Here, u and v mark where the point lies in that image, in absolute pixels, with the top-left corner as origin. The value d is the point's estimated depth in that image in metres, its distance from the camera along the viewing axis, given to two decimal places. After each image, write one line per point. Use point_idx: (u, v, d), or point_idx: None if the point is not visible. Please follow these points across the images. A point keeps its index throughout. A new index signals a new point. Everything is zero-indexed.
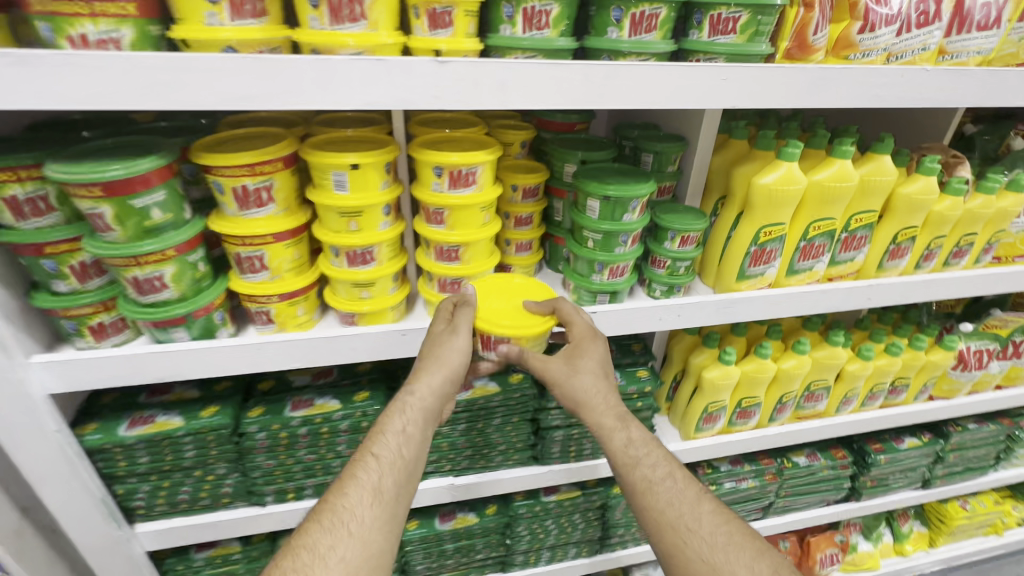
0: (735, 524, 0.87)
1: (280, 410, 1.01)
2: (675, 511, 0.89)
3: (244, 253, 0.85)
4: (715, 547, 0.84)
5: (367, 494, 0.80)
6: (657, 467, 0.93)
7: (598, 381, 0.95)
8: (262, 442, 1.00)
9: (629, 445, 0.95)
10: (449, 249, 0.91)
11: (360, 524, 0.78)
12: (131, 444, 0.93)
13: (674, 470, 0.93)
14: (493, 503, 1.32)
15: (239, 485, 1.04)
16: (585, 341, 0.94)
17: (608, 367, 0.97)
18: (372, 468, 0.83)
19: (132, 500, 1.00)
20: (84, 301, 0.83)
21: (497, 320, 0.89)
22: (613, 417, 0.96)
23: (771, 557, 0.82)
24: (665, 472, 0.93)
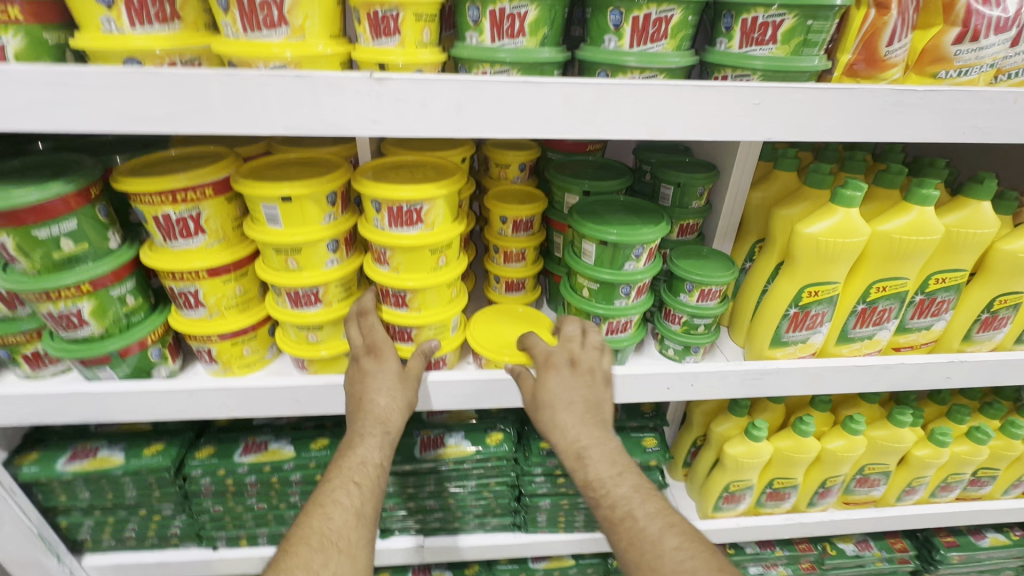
0: (706, 553, 0.66)
1: (228, 454, 0.92)
2: (636, 552, 0.68)
3: (177, 288, 0.75)
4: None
5: (350, 516, 0.68)
6: (617, 504, 0.73)
7: (563, 415, 0.78)
8: (207, 487, 0.91)
9: (587, 486, 0.75)
10: (396, 294, 0.77)
11: (345, 546, 0.66)
12: (69, 479, 0.87)
13: (637, 498, 0.72)
14: (473, 563, 1.18)
15: (187, 526, 0.97)
16: (548, 372, 0.79)
17: (578, 399, 0.78)
18: (346, 492, 0.71)
19: (78, 532, 0.95)
20: (15, 329, 0.76)
21: (501, 350, 0.84)
22: (570, 449, 0.77)
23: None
24: (626, 509, 0.72)
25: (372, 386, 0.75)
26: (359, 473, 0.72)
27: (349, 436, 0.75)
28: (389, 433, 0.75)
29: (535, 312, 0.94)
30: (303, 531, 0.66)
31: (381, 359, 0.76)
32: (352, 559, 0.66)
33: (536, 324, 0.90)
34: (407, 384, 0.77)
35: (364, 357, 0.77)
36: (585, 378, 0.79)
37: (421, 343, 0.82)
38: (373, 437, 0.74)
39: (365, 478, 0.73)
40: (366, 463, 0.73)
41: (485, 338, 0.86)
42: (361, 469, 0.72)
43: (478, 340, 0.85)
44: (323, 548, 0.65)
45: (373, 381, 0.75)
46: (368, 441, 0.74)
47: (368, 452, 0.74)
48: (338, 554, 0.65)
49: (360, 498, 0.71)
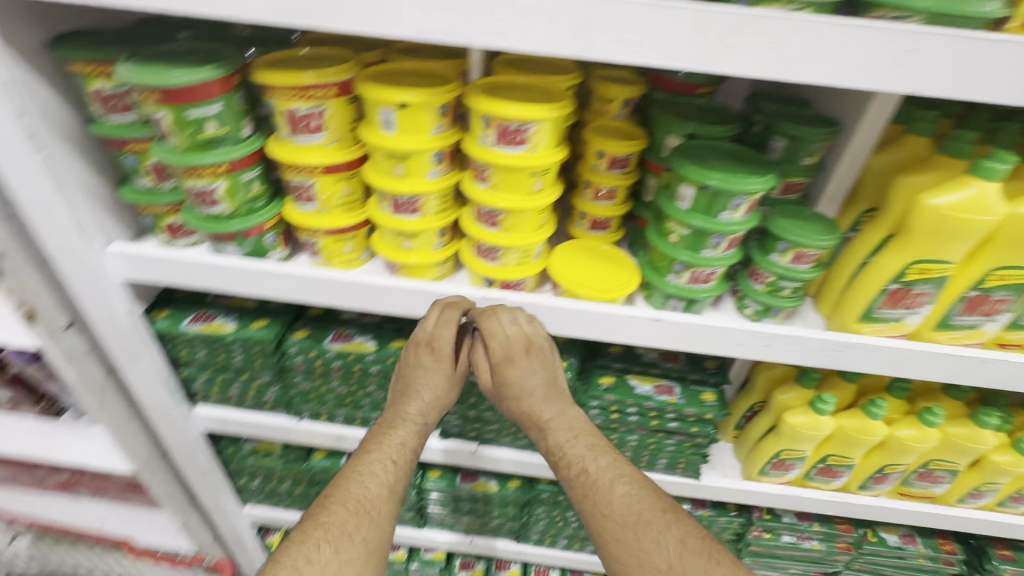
0: (653, 499, 0.85)
1: (320, 338, 1.03)
2: (590, 501, 0.86)
3: (296, 181, 0.82)
4: (627, 528, 0.82)
5: (384, 490, 0.86)
6: (573, 463, 0.89)
7: (529, 398, 0.92)
8: (300, 364, 1.04)
9: (549, 452, 0.91)
10: (489, 213, 0.81)
11: (376, 515, 0.83)
12: (191, 337, 1.01)
13: (590, 457, 0.89)
14: (516, 478, 1.28)
15: (279, 395, 1.11)
16: (508, 364, 0.88)
17: (537, 384, 0.92)
18: (383, 466, 0.88)
19: (193, 384, 1.11)
20: (158, 200, 0.86)
21: (579, 283, 0.87)
22: (534, 424, 0.93)
23: (679, 527, 0.82)
24: (581, 467, 0.88)
25: (420, 379, 0.92)
26: (396, 453, 0.90)
27: (391, 418, 0.93)
28: (423, 424, 0.93)
29: (618, 251, 0.94)
30: (342, 494, 0.84)
31: (433, 355, 0.90)
32: (379, 527, 0.82)
33: (616, 265, 0.91)
34: (451, 381, 0.95)
35: (424, 349, 0.90)
36: (537, 362, 0.89)
37: (508, 265, 0.86)
38: (410, 423, 0.93)
39: (400, 457, 0.90)
40: (403, 445, 0.91)
41: (566, 270, 0.89)
42: (399, 449, 0.90)
43: (560, 271, 0.88)
44: (365, 516, 0.82)
45: (424, 372, 0.92)
46: (405, 430, 0.92)
47: (405, 437, 0.91)
48: (369, 520, 0.82)
49: (393, 474, 0.88)
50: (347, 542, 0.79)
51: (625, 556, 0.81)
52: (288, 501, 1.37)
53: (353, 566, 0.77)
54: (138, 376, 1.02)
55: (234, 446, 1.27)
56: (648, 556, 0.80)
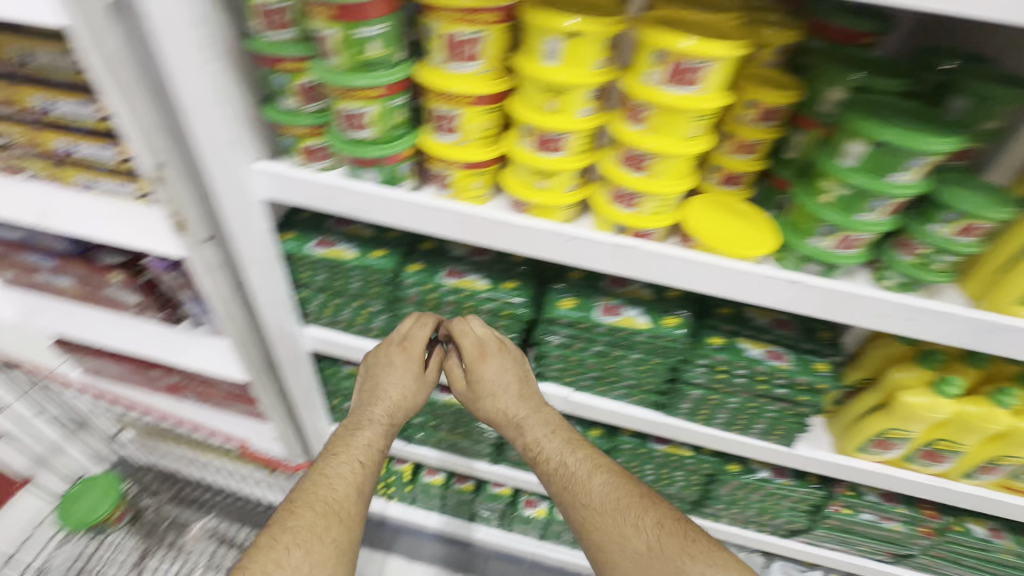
0: (627, 486, 0.97)
1: (435, 273, 1.05)
2: (569, 493, 0.97)
3: (442, 110, 0.82)
4: (607, 515, 0.94)
5: (350, 490, 0.93)
6: (551, 457, 1.01)
7: (504, 395, 1.04)
8: (413, 297, 1.07)
9: (527, 448, 1.03)
10: (636, 156, 0.78)
11: (345, 517, 0.89)
12: (315, 260, 1.05)
13: (567, 451, 1.01)
14: (598, 427, 1.31)
15: (387, 323, 1.15)
16: (482, 363, 1.01)
17: (511, 381, 1.03)
18: (352, 467, 0.96)
19: (307, 305, 1.16)
20: (300, 121, 0.87)
21: (716, 239, 0.84)
22: (510, 423, 1.05)
23: (656, 510, 0.94)
24: (559, 459, 1.01)
25: (389, 379, 1.04)
26: (364, 453, 0.99)
27: (356, 421, 1.03)
28: (390, 425, 1.04)
29: (757, 209, 0.90)
30: (310, 499, 0.90)
31: (408, 351, 1.04)
32: (347, 528, 0.89)
33: (751, 225, 0.87)
34: (418, 380, 1.06)
35: (398, 348, 1.04)
36: (509, 360, 1.03)
37: (645, 213, 0.84)
38: (378, 424, 1.03)
39: (367, 457, 0.99)
40: (369, 445, 1.00)
41: (702, 224, 0.86)
42: (366, 450, 0.99)
43: (697, 223, 0.86)
44: (344, 515, 0.89)
45: (400, 373, 1.04)
46: (370, 432, 1.01)
47: (371, 439, 1.01)
48: (338, 521, 0.88)
49: (359, 475, 0.96)
50: (317, 543, 0.85)
51: (606, 540, 0.92)
52: None
53: (323, 566, 0.83)
54: (260, 281, 1.06)
55: (333, 368, 1.34)
56: (630, 540, 0.91)
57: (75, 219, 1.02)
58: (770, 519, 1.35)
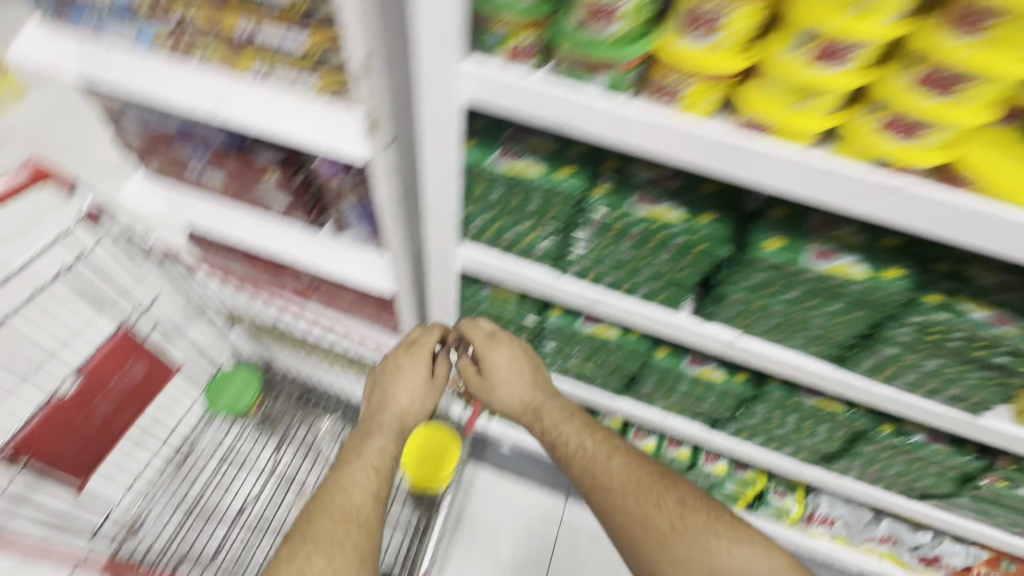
0: (643, 469, 1.11)
1: (625, 197, 0.96)
2: (590, 472, 1.13)
3: (705, 7, 0.70)
4: (630, 494, 1.07)
5: (365, 497, 1.08)
6: (570, 440, 1.19)
7: (513, 379, 1.27)
8: (598, 221, 1.00)
9: (545, 434, 1.23)
10: (944, 76, 0.66)
11: (361, 520, 1.03)
12: (497, 174, 0.99)
13: (583, 436, 1.18)
14: (744, 372, 1.28)
15: (555, 248, 1.10)
16: (491, 350, 1.27)
17: (523, 365, 1.28)
18: (365, 475, 1.12)
19: (471, 222, 1.11)
20: (523, 12, 0.77)
21: (1007, 181, 0.71)
22: (526, 409, 1.27)
23: (674, 490, 1.08)
24: (578, 442, 1.18)
25: (399, 383, 1.29)
26: (375, 459, 1.16)
27: (367, 431, 1.23)
28: (399, 433, 1.26)
29: None
30: (327, 508, 1.04)
31: (417, 351, 1.31)
32: (365, 531, 1.02)
33: None
34: (425, 383, 1.30)
35: (405, 352, 1.31)
36: (519, 350, 1.29)
37: (926, 147, 0.72)
38: (386, 432, 1.23)
39: (378, 463, 1.16)
40: (382, 449, 1.19)
41: (990, 163, 0.72)
42: (378, 456, 1.17)
43: (983, 161, 0.72)
44: (378, 485, 1.12)
45: (415, 377, 1.29)
46: (379, 439, 1.21)
47: (381, 444, 1.20)
48: (356, 526, 1.02)
49: (372, 482, 1.12)
50: (337, 551, 0.97)
51: (632, 521, 1.04)
52: None
53: (343, 568, 0.94)
54: (435, 198, 1.02)
55: (473, 289, 1.31)
56: (653, 520, 1.03)
57: (255, 111, 0.98)
58: (908, 481, 1.32)
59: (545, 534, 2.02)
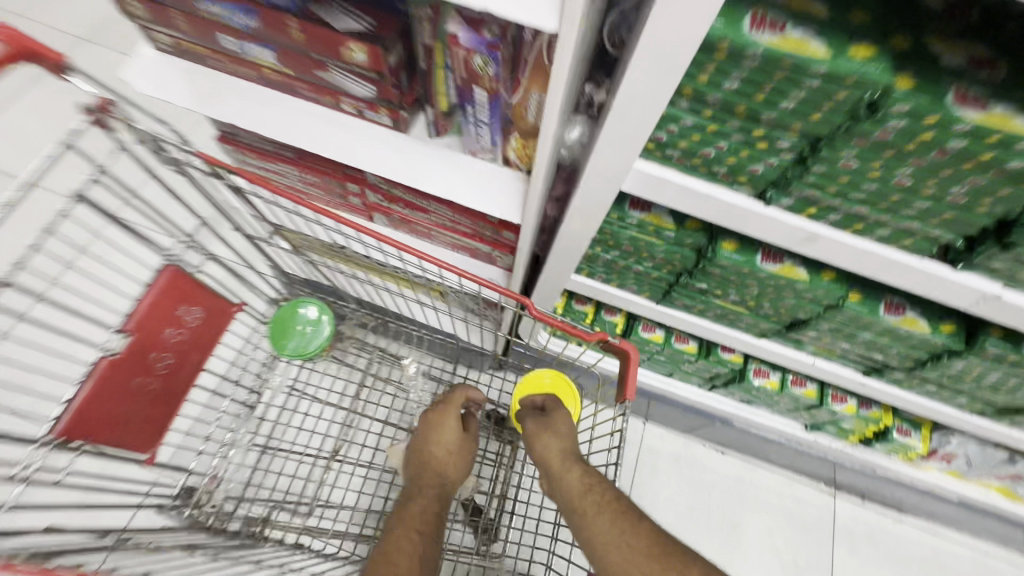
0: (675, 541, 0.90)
1: (938, 92, 0.61)
2: (615, 527, 0.94)
3: None
4: (651, 558, 0.87)
5: (416, 559, 0.94)
6: (602, 489, 1.02)
7: (562, 439, 1.15)
8: (882, 135, 0.66)
9: (578, 478, 1.06)
10: None
11: None
12: (748, 55, 0.63)
13: (614, 492, 1.02)
14: (950, 322, 1.02)
15: (776, 170, 0.78)
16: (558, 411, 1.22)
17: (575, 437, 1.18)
18: (412, 535, 0.99)
19: (658, 129, 0.78)
20: None
21: None
22: (569, 457, 1.11)
23: (701, 562, 0.85)
24: (610, 495, 1.01)
25: (432, 437, 1.23)
26: (417, 520, 1.04)
27: (408, 493, 1.13)
28: (440, 491, 1.16)
29: None
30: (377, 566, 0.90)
31: (445, 409, 1.28)
32: None
33: None
34: (460, 442, 1.25)
35: (440, 405, 1.29)
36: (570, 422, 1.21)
37: None
38: (426, 490, 1.14)
39: (423, 526, 1.03)
40: (423, 511, 1.07)
41: None
42: (421, 517, 1.05)
43: None
44: (428, 541, 1.00)
45: (448, 431, 1.25)
46: (421, 499, 1.10)
47: (422, 506, 1.09)
48: None
49: (420, 542, 0.98)
50: None
51: None
52: (631, 281, 1.22)
53: None
54: (632, 82, 0.67)
55: (618, 216, 1.03)
56: None
57: None
58: None
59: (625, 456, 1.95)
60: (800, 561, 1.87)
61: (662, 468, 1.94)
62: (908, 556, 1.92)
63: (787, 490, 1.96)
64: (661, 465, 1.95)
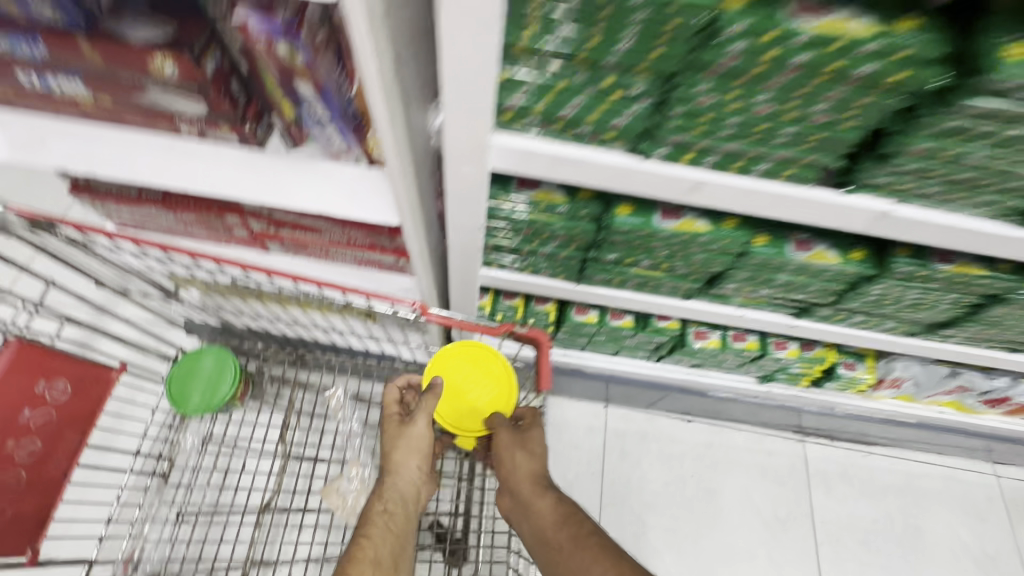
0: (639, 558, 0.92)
1: (774, 7, 0.58)
2: (588, 552, 0.95)
3: None
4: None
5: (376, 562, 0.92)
6: (571, 516, 1.04)
7: (536, 470, 1.11)
8: (728, 61, 0.62)
9: (547, 502, 1.07)
10: None
11: None
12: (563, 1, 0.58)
13: (579, 519, 1.04)
14: (860, 248, 1.01)
15: (642, 119, 0.72)
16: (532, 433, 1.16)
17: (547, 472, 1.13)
18: (365, 541, 0.96)
19: (507, 100, 0.72)
20: None
21: None
22: (541, 486, 1.10)
23: None
24: (580, 522, 1.03)
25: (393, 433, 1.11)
26: (370, 527, 0.99)
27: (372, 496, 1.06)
28: (395, 490, 1.07)
29: None
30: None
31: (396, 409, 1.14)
32: None
33: None
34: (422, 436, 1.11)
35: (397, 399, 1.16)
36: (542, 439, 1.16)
37: None
38: (384, 491, 1.06)
39: (374, 530, 0.98)
40: (380, 513, 1.02)
41: None
42: (375, 523, 1.00)
43: None
44: (386, 538, 0.98)
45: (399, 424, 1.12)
46: (378, 502, 1.04)
47: (378, 508, 1.03)
48: None
49: (374, 546, 0.95)
50: None
51: None
52: (545, 266, 1.17)
53: None
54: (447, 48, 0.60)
55: (505, 199, 0.96)
56: None
57: None
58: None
59: (591, 445, 1.88)
60: (781, 513, 1.84)
61: (631, 449, 1.89)
62: (881, 486, 1.93)
63: (756, 446, 1.94)
64: (629, 446, 1.90)
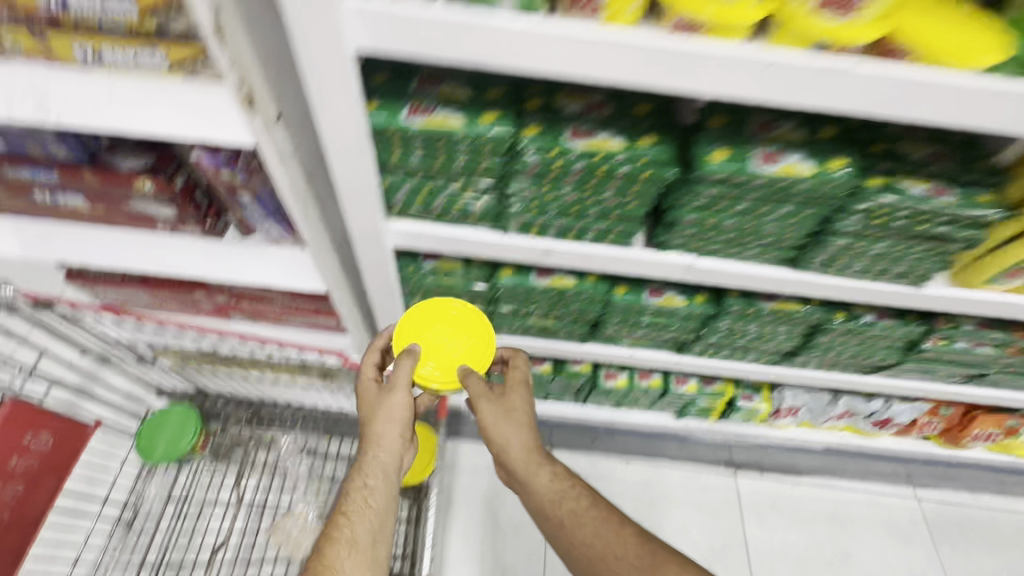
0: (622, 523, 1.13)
1: (557, 133, 0.87)
2: (589, 527, 1.14)
3: None
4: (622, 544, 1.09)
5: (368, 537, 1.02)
6: (566, 489, 1.21)
7: (523, 435, 1.21)
8: (534, 167, 0.90)
9: (541, 472, 1.20)
10: None
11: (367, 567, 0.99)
12: (413, 135, 0.86)
13: (573, 488, 1.21)
14: (702, 292, 1.26)
15: (492, 206, 1.00)
16: (512, 394, 1.23)
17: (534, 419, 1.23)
18: (351, 516, 1.03)
19: (394, 196, 1.00)
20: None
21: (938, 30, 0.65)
22: (531, 461, 1.21)
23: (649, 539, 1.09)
24: (577, 495, 1.20)
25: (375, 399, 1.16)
26: (354, 499, 1.06)
27: (359, 465, 1.10)
28: (377, 452, 1.11)
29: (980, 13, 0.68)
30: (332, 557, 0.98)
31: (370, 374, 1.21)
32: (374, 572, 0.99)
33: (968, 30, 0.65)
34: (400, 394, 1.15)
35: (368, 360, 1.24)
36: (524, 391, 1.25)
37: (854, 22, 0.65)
38: (372, 453, 1.11)
39: (359, 503, 1.05)
40: (363, 484, 1.07)
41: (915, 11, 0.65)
42: (358, 496, 1.06)
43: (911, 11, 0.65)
44: (365, 516, 1.04)
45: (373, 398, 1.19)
46: (364, 471, 1.09)
47: (363, 479, 1.08)
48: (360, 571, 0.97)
49: (355, 519, 1.03)
50: None
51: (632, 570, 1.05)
52: None
53: None
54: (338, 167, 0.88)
55: (413, 267, 1.22)
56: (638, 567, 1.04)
57: (111, 108, 0.76)
58: (862, 359, 1.39)
59: None
60: (716, 545, 1.97)
61: None
62: (810, 514, 2.06)
63: (691, 482, 2.09)
64: None
